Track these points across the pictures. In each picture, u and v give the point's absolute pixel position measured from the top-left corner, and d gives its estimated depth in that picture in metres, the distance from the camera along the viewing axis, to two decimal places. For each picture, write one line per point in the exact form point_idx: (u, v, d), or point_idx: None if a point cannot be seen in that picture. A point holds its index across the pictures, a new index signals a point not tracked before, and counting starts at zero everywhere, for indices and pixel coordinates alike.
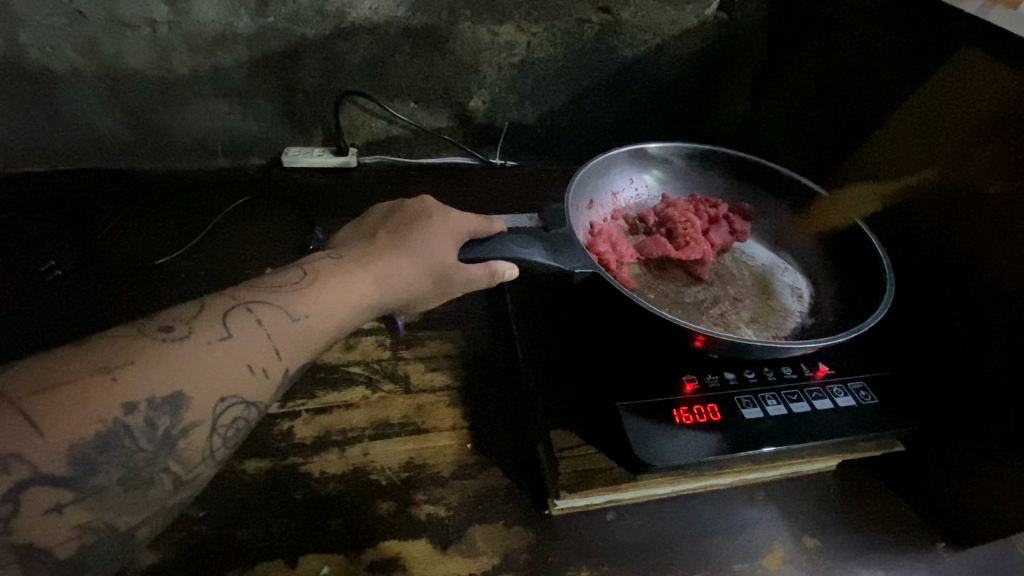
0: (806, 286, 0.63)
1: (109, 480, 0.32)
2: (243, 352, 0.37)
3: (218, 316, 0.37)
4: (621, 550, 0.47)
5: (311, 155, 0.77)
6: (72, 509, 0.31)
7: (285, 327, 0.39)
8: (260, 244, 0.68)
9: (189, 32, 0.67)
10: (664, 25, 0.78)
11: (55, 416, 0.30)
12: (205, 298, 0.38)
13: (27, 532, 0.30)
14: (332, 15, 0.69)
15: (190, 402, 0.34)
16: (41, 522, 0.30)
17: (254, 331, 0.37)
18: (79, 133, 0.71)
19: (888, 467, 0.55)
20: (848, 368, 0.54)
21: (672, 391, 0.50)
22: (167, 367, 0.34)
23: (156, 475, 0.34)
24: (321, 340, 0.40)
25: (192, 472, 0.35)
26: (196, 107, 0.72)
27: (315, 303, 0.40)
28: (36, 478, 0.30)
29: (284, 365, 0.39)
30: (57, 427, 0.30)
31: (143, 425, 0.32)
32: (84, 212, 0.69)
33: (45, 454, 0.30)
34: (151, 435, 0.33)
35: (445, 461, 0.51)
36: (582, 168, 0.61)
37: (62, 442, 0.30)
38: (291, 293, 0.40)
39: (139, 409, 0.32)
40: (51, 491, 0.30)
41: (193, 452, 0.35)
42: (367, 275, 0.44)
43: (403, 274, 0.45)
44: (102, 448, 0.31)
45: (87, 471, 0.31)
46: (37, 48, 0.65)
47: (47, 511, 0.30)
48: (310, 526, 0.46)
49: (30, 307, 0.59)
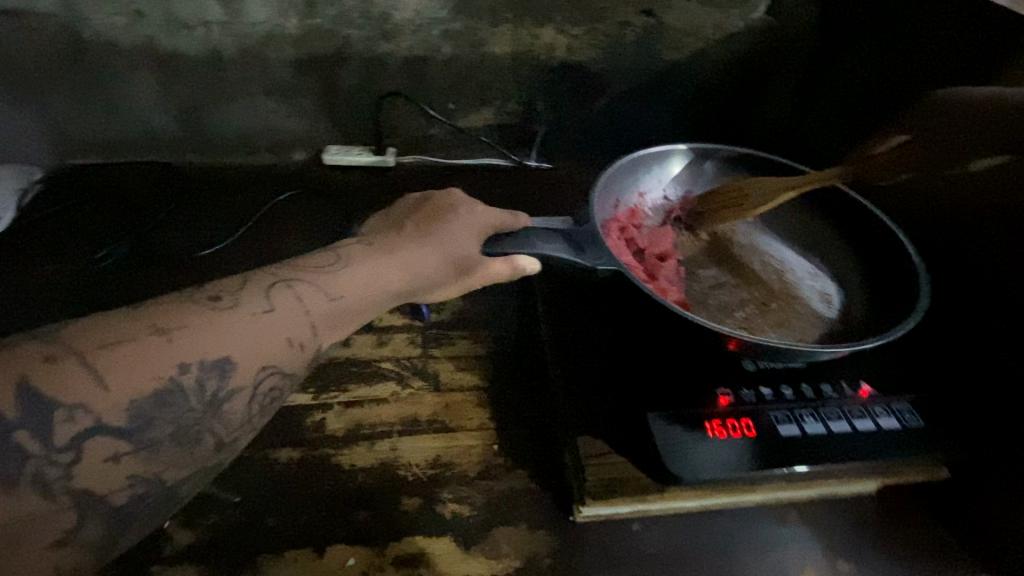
0: (837, 293, 0.60)
1: (161, 435, 0.33)
2: (283, 324, 0.38)
3: (261, 289, 0.38)
4: (646, 562, 0.47)
5: (350, 153, 0.78)
6: (127, 460, 0.32)
7: (321, 303, 0.40)
8: (298, 238, 0.70)
9: (240, 32, 0.69)
10: (708, 29, 0.76)
11: (116, 370, 0.32)
12: (249, 273, 0.40)
13: (85, 479, 0.31)
14: (377, 17, 0.70)
15: (237, 368, 0.36)
16: (98, 470, 0.31)
17: (294, 305, 0.39)
18: (135, 126, 0.74)
19: (936, 496, 0.52)
20: (892, 389, 0.52)
21: (706, 402, 0.49)
22: (217, 333, 0.35)
23: (202, 433, 0.35)
24: (353, 320, 0.42)
25: (232, 435, 0.36)
26: (244, 105, 0.74)
27: (347, 284, 0.42)
28: (98, 428, 0.31)
29: (319, 341, 0.40)
30: (118, 380, 0.32)
31: (194, 386, 0.34)
32: (135, 203, 0.72)
33: (106, 406, 0.31)
34: (200, 396, 0.34)
35: (471, 460, 0.51)
36: (607, 169, 0.60)
37: (124, 395, 0.32)
38: (325, 273, 0.42)
39: (191, 369, 0.34)
40: (110, 441, 0.32)
41: (235, 416, 0.36)
42: (393, 262, 0.45)
43: (428, 263, 0.46)
44: (158, 405, 0.33)
45: (144, 425, 0.32)
46: (99, 45, 0.68)
47: (105, 460, 0.31)
48: (337, 518, 0.47)
49: (85, 291, 0.62)
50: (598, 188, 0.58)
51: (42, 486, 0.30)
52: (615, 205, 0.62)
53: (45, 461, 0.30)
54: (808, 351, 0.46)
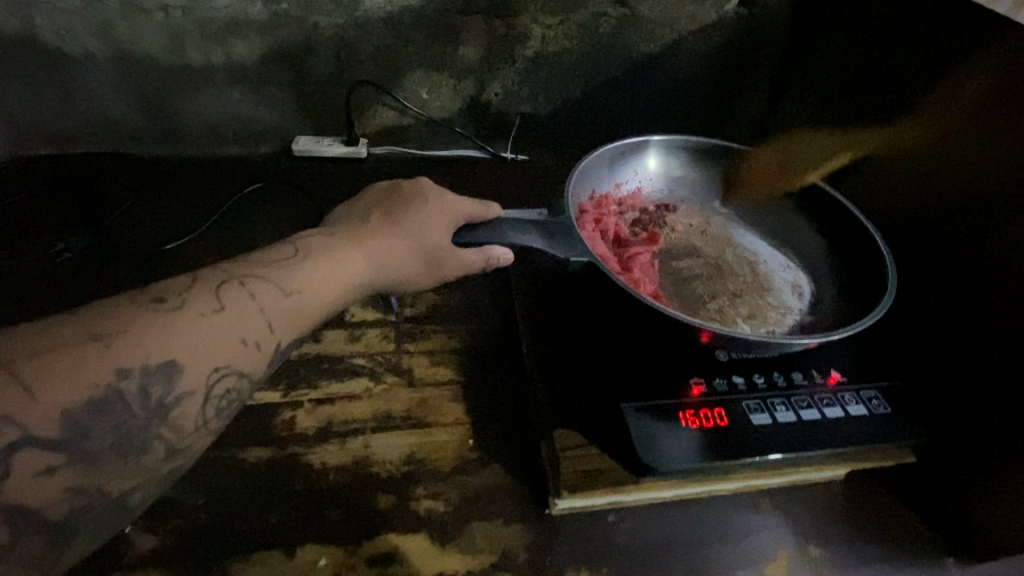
0: (808, 284, 0.61)
1: (101, 444, 0.32)
2: (236, 324, 0.37)
3: (210, 288, 0.37)
4: (622, 553, 0.47)
5: (321, 144, 0.76)
6: (63, 472, 0.31)
7: (278, 301, 0.39)
8: (266, 230, 0.68)
9: (202, 17, 0.66)
10: (682, 21, 0.76)
11: (47, 379, 0.30)
12: (199, 271, 0.38)
13: (17, 494, 0.29)
14: (346, 3, 0.68)
15: (184, 371, 0.34)
16: (32, 483, 0.30)
17: (247, 303, 0.37)
18: (92, 116, 0.71)
19: (899, 482, 0.53)
20: (861, 377, 0.53)
21: (678, 394, 0.49)
22: (161, 335, 0.34)
23: (150, 442, 0.33)
24: (316, 315, 0.41)
25: (185, 441, 0.35)
26: (208, 94, 0.72)
27: (309, 280, 0.41)
28: (27, 440, 0.29)
29: (277, 339, 0.39)
30: (49, 390, 0.30)
31: (136, 392, 0.32)
32: (93, 196, 0.69)
33: (36, 418, 0.30)
34: (144, 402, 0.33)
35: (445, 456, 0.50)
36: (584, 158, 0.60)
37: (55, 405, 0.30)
38: (284, 268, 0.40)
39: (132, 375, 0.32)
40: (43, 454, 0.30)
41: (187, 421, 0.35)
42: (362, 255, 0.44)
43: (396, 252, 0.46)
44: (95, 413, 0.31)
45: (80, 436, 0.31)
46: (51, 30, 0.65)
47: (38, 473, 0.30)
48: (308, 517, 0.45)
49: (37, 288, 0.59)
50: (573, 179, 0.58)
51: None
52: (590, 196, 0.62)
53: None
54: (778, 342, 0.46)
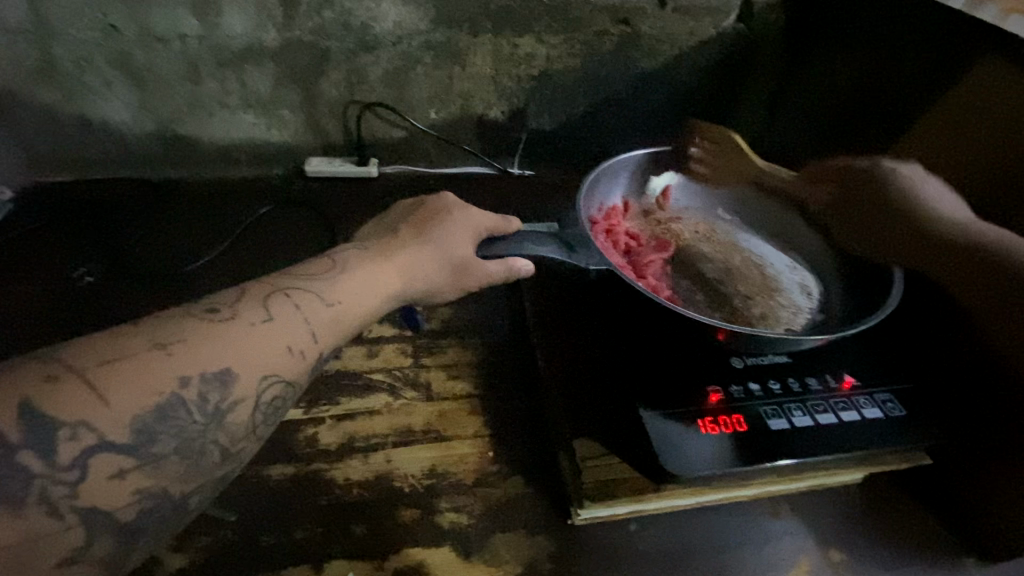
0: (815, 285, 0.62)
1: (166, 449, 0.33)
2: (282, 334, 0.38)
3: (259, 300, 0.39)
4: (646, 560, 0.47)
5: (332, 165, 0.78)
6: (133, 475, 0.32)
7: (320, 311, 0.40)
8: (281, 249, 0.69)
9: (217, 46, 0.68)
10: (681, 37, 0.78)
11: (120, 386, 0.32)
12: (246, 284, 0.40)
13: (91, 497, 0.31)
14: (357, 28, 0.70)
15: (237, 378, 0.36)
16: (103, 486, 0.31)
17: (292, 314, 0.39)
18: (109, 143, 0.73)
19: (914, 483, 0.54)
20: (874, 380, 0.53)
21: (697, 400, 0.50)
22: (217, 343, 0.36)
23: (207, 446, 0.35)
24: (353, 326, 0.42)
25: (238, 446, 0.36)
26: (223, 119, 0.74)
27: (344, 289, 0.42)
28: (102, 445, 0.31)
29: (319, 349, 0.40)
30: (121, 396, 0.32)
31: (196, 399, 0.34)
32: (112, 220, 0.71)
33: (109, 423, 0.31)
34: (203, 408, 0.34)
35: (467, 469, 0.51)
36: (593, 169, 0.62)
37: (125, 411, 0.32)
38: (323, 278, 0.42)
39: (192, 382, 0.34)
40: (114, 457, 0.31)
41: (239, 427, 0.36)
42: (391, 266, 0.46)
43: (426, 265, 0.47)
44: (159, 418, 0.33)
45: (147, 440, 0.32)
46: (72, 62, 0.67)
47: (110, 476, 0.31)
48: (334, 534, 0.46)
49: (61, 310, 0.60)
50: (585, 189, 0.60)
51: (49, 506, 0.30)
52: (598, 206, 0.64)
53: (51, 480, 0.30)
54: (792, 340, 0.47)
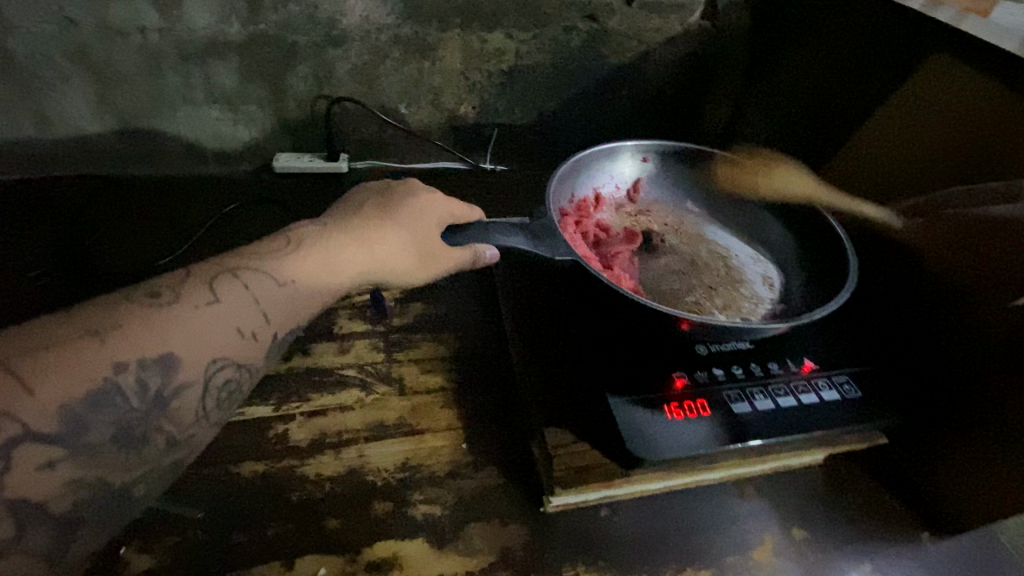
0: (778, 277, 0.64)
1: (101, 437, 0.33)
2: (231, 316, 0.38)
3: (204, 282, 0.38)
4: (616, 545, 0.48)
5: (301, 160, 0.77)
6: (63, 465, 0.32)
7: (272, 291, 0.40)
8: (248, 244, 0.68)
9: (180, 39, 0.67)
10: (649, 34, 0.80)
11: (46, 373, 0.31)
12: (190, 266, 0.40)
13: (17, 488, 0.30)
14: (324, 22, 0.69)
15: (182, 363, 0.36)
16: (34, 479, 0.31)
17: (241, 295, 0.39)
18: (67, 138, 0.71)
19: (872, 462, 0.56)
20: (832, 363, 0.55)
21: (663, 386, 0.51)
22: (157, 328, 0.35)
23: (149, 433, 0.35)
24: (309, 307, 0.42)
25: (186, 433, 0.37)
26: (187, 115, 0.72)
27: (297, 270, 0.42)
28: (27, 435, 0.30)
29: (272, 328, 0.40)
30: (47, 384, 0.31)
31: (135, 385, 0.34)
32: (69, 218, 0.69)
33: (34, 412, 0.31)
34: (143, 395, 0.34)
35: (440, 461, 0.51)
36: (564, 162, 0.62)
37: (51, 400, 0.31)
38: (277, 258, 0.42)
39: (129, 368, 0.34)
40: (42, 449, 0.31)
41: (186, 413, 0.36)
42: (353, 249, 0.45)
43: (389, 247, 0.47)
44: (94, 407, 0.33)
45: (80, 429, 0.32)
46: (26, 54, 0.64)
47: (39, 467, 0.31)
48: (306, 528, 0.46)
49: (15, 309, 0.59)
50: (555, 183, 0.61)
51: None
52: (568, 200, 0.65)
53: None
54: (752, 327, 0.49)
